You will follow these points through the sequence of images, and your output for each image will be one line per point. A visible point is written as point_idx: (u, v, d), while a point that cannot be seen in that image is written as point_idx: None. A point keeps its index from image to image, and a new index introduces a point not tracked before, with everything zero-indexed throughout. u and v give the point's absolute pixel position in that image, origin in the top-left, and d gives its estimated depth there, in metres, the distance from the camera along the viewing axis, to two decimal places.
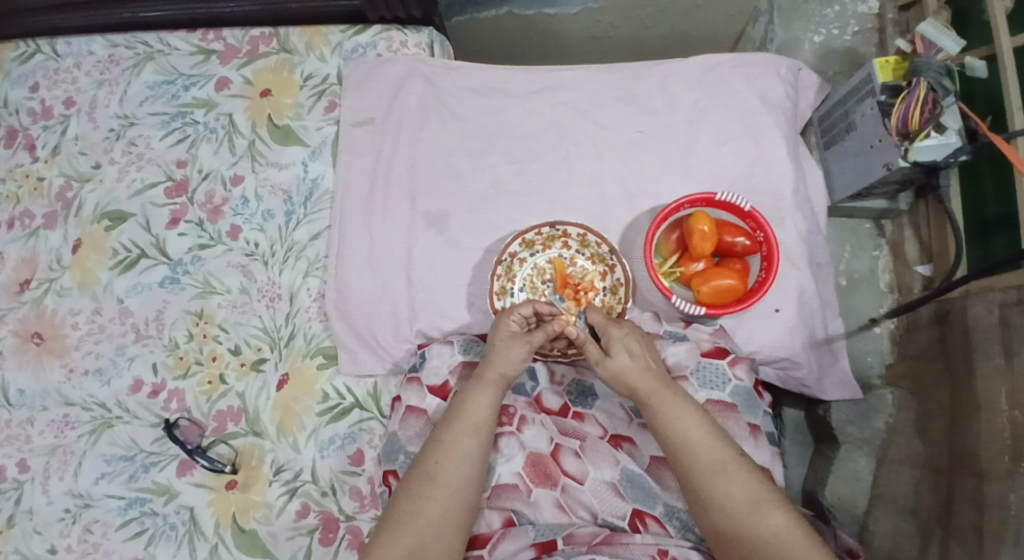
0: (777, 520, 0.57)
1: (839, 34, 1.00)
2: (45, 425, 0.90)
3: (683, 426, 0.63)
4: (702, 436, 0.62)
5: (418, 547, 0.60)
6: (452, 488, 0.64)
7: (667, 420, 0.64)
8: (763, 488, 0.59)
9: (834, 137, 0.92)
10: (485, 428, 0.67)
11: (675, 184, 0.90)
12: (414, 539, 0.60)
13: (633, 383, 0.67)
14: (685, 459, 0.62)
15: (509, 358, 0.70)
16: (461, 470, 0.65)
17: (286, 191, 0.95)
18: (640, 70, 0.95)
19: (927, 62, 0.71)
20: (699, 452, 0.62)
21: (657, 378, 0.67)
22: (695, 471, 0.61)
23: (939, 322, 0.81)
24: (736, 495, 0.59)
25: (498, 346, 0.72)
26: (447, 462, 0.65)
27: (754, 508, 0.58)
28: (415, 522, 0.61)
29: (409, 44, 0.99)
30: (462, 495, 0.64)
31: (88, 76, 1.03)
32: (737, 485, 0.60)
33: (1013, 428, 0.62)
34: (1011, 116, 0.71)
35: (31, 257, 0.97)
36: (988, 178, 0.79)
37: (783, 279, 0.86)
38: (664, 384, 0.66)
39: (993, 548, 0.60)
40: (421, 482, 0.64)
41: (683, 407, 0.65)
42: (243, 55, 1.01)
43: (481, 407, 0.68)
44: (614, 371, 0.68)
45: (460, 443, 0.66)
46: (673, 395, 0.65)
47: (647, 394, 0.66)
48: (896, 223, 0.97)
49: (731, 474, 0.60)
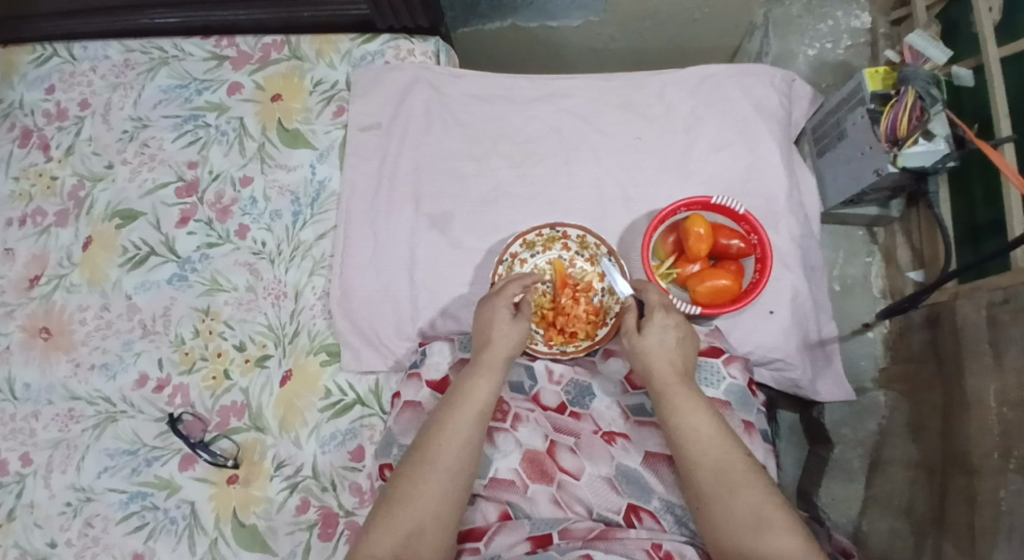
0: (779, 522, 0.58)
1: (833, 47, 1.07)
2: (49, 419, 0.91)
3: (692, 423, 0.65)
4: (711, 432, 0.64)
5: (417, 531, 0.60)
6: (452, 472, 0.64)
7: (677, 414, 0.66)
8: (767, 493, 0.60)
9: (826, 144, 0.94)
10: (486, 415, 0.68)
11: (673, 189, 0.93)
12: (415, 522, 0.60)
13: (655, 372, 0.70)
14: (693, 454, 0.64)
15: (511, 341, 0.73)
16: (463, 453, 0.65)
17: (293, 193, 0.98)
18: (639, 79, 0.98)
19: (915, 71, 0.73)
20: (709, 449, 0.63)
21: (674, 371, 0.69)
22: (700, 469, 0.63)
23: (931, 325, 0.83)
24: (740, 496, 0.60)
25: (499, 330, 0.74)
26: (449, 445, 0.65)
27: (758, 510, 0.59)
28: (415, 505, 0.61)
29: (416, 53, 1.03)
30: (461, 480, 0.64)
31: (104, 79, 1.06)
32: (744, 486, 0.60)
33: (1003, 425, 0.64)
34: (998, 123, 0.74)
35: (42, 254, 0.99)
36: (977, 184, 0.82)
37: (778, 282, 0.88)
38: (679, 381, 0.69)
39: (985, 545, 0.61)
40: (421, 463, 0.64)
41: (695, 404, 0.67)
42: (255, 61, 1.04)
43: (482, 392, 0.69)
44: (645, 354, 0.71)
45: (463, 428, 0.66)
46: (687, 392, 0.67)
47: (661, 388, 0.69)
48: (888, 230, 0.99)
49: (738, 476, 0.61)
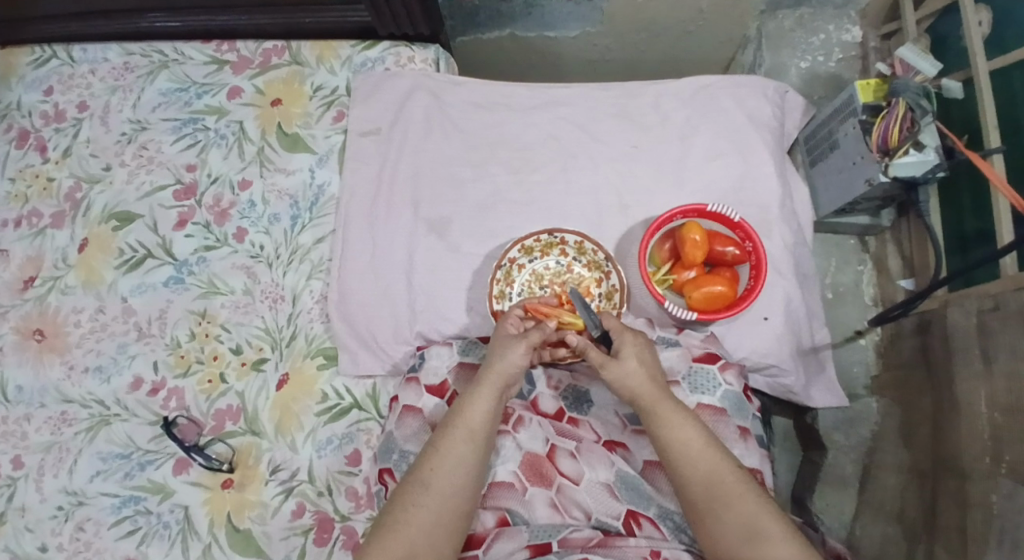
0: (773, 532, 0.59)
1: (824, 60, 1.08)
2: (42, 421, 0.90)
3: (681, 438, 0.66)
4: (701, 445, 0.65)
5: (409, 554, 0.62)
6: (442, 494, 0.65)
7: (665, 429, 0.67)
8: (761, 501, 0.62)
9: (819, 154, 0.96)
10: (480, 431, 0.70)
11: (669, 197, 0.94)
12: (406, 546, 0.62)
13: (635, 393, 0.69)
14: (684, 470, 0.65)
15: (507, 358, 0.73)
16: (452, 475, 0.66)
17: (292, 197, 0.98)
18: (636, 89, 1.00)
19: (905, 84, 0.75)
20: (700, 462, 0.64)
21: (656, 389, 0.69)
22: (692, 483, 0.64)
23: (922, 332, 0.84)
24: (732, 506, 0.61)
25: (497, 348, 0.75)
26: (439, 468, 0.67)
27: (749, 520, 0.60)
28: (406, 529, 0.63)
29: (416, 60, 1.04)
30: (452, 502, 0.65)
31: (103, 82, 1.06)
32: (735, 497, 0.62)
33: (993, 429, 0.65)
34: (987, 136, 0.76)
35: (37, 255, 0.98)
36: (965, 195, 0.84)
37: (771, 289, 0.90)
38: (664, 397, 0.69)
39: (977, 547, 0.62)
40: (408, 499, 0.65)
41: (682, 418, 0.67)
42: (255, 66, 1.05)
43: (473, 414, 0.70)
44: (619, 379, 0.70)
45: (453, 450, 0.68)
46: (672, 407, 0.68)
47: (647, 406, 0.69)
48: (879, 239, 1.01)
49: (729, 487, 0.62)
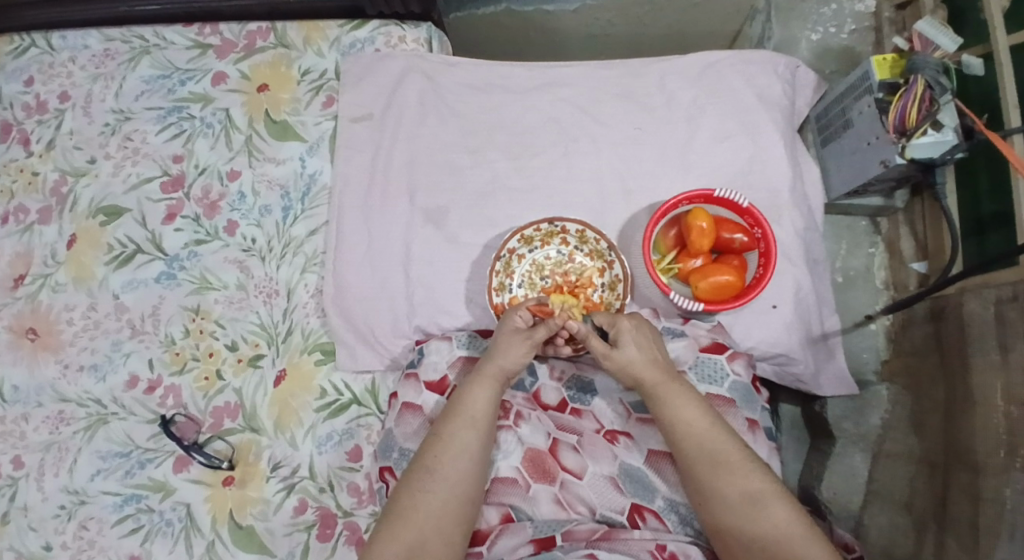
0: (778, 512, 0.58)
1: (836, 32, 1.02)
2: (39, 421, 0.89)
3: (686, 417, 0.65)
4: (707, 425, 0.64)
5: (419, 543, 0.61)
6: (449, 481, 0.64)
7: (672, 409, 0.66)
8: (766, 480, 0.61)
9: (831, 134, 0.92)
10: (481, 420, 0.68)
11: (674, 181, 0.91)
12: (416, 534, 0.61)
13: (638, 375, 0.68)
14: (691, 452, 0.63)
15: (509, 354, 0.71)
16: (460, 463, 0.65)
17: (283, 187, 0.95)
18: (639, 67, 0.96)
19: (924, 60, 0.71)
20: (707, 441, 0.63)
21: (661, 368, 0.68)
22: (699, 465, 0.62)
23: (936, 318, 0.81)
24: (741, 488, 0.60)
25: (500, 342, 0.72)
26: (445, 455, 0.65)
27: (756, 501, 0.59)
28: (415, 517, 0.62)
29: (408, 40, 0.99)
30: (458, 489, 0.64)
31: (84, 70, 1.02)
32: (744, 477, 0.61)
33: (1009, 423, 0.62)
34: (1008, 114, 0.72)
35: (26, 252, 0.96)
36: (984, 176, 0.80)
37: (781, 276, 0.87)
38: (669, 377, 0.67)
39: (990, 542, 0.60)
40: (414, 486, 0.64)
41: (688, 397, 0.66)
42: (239, 50, 1.00)
43: (474, 401, 0.69)
44: (623, 363, 0.69)
45: (460, 437, 0.66)
46: (679, 387, 0.67)
47: (651, 387, 0.67)
48: (892, 220, 0.98)
49: (735, 466, 0.61)
